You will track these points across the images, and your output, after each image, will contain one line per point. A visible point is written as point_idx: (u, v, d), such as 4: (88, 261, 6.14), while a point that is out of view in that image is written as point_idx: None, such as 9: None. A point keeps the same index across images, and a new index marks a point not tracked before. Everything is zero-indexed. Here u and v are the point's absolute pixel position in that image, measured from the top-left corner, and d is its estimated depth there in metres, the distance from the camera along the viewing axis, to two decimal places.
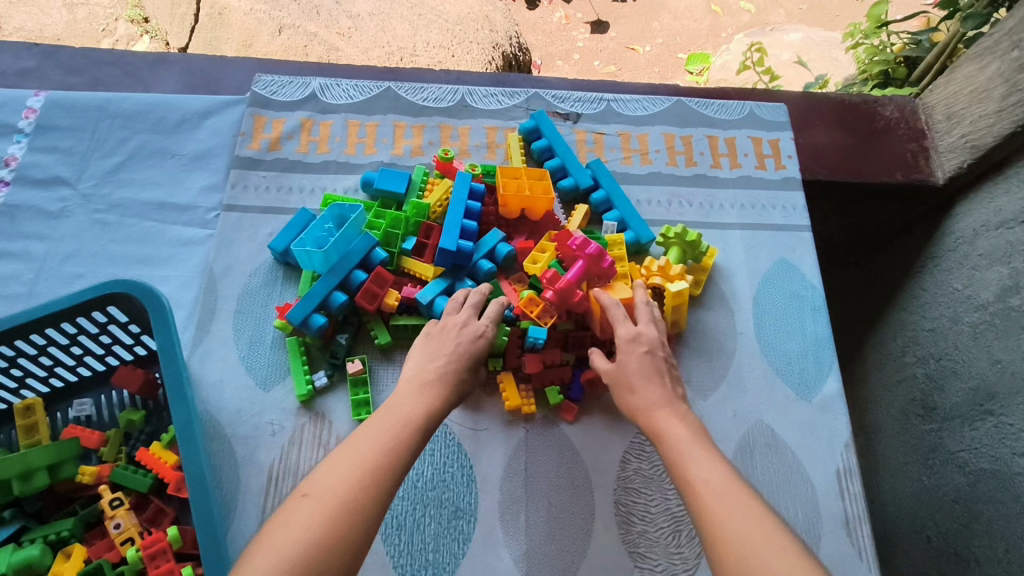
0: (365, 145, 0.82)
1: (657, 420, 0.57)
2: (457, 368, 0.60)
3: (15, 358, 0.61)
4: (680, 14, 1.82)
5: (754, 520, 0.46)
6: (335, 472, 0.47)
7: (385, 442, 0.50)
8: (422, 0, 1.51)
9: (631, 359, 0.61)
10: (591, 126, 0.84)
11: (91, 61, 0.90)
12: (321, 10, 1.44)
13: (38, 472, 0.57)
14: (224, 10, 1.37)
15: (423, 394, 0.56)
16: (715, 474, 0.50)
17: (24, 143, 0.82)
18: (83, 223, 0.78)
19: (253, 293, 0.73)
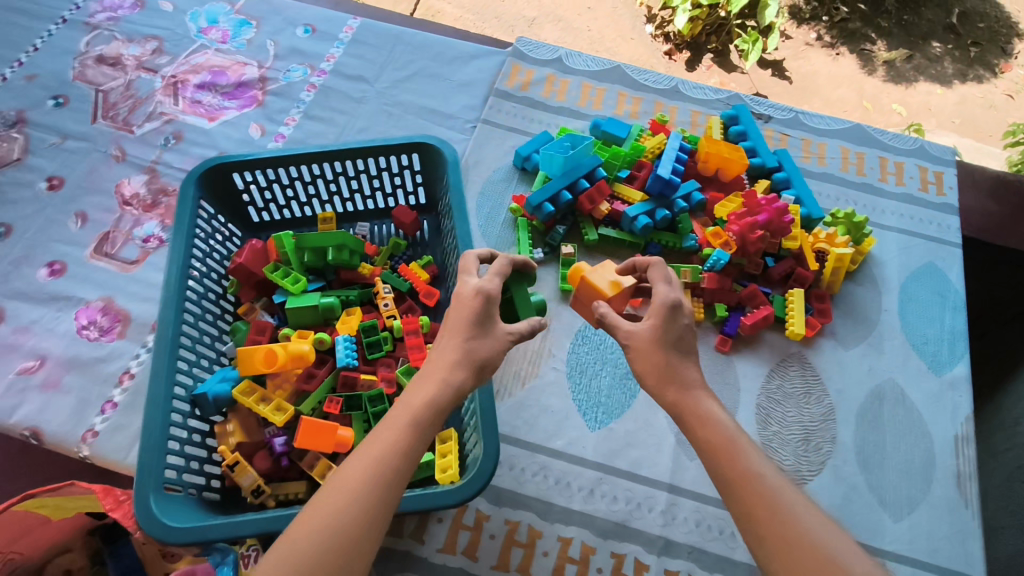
0: (593, 102, 1.02)
1: (694, 407, 0.54)
2: (469, 337, 0.55)
3: (338, 175, 0.83)
4: (832, 103, 1.64)
5: (819, 525, 0.46)
6: (343, 502, 0.46)
7: (386, 453, 0.49)
8: (601, 40, 1.68)
9: (666, 327, 0.56)
10: (780, 128, 1.00)
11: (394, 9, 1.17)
12: (515, 31, 1.68)
13: (346, 250, 0.78)
14: (437, 13, 1.72)
15: (429, 382, 0.53)
16: (762, 473, 0.49)
17: (340, 48, 1.08)
18: (374, 110, 1.01)
19: (495, 184, 0.93)
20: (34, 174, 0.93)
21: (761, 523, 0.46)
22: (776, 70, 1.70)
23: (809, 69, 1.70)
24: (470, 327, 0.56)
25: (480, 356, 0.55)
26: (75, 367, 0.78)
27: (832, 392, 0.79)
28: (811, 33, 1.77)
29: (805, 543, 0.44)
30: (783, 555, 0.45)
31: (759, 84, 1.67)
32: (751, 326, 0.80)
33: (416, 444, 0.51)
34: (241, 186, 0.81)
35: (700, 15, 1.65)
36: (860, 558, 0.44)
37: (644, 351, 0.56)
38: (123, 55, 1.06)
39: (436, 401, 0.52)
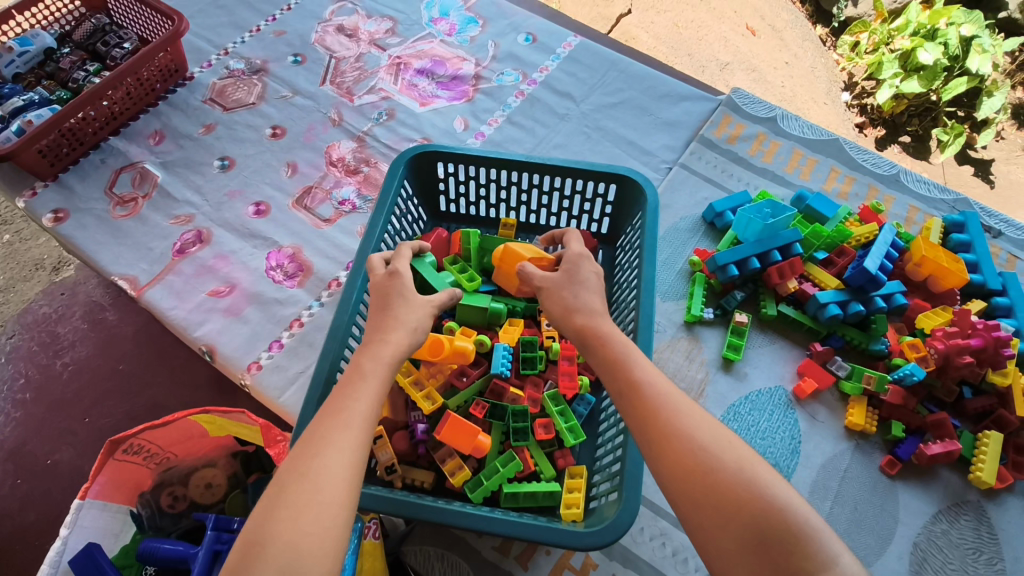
0: (801, 171, 0.96)
1: (599, 326, 0.56)
2: (390, 303, 0.58)
3: (534, 187, 0.84)
4: None
5: (694, 418, 0.46)
6: (317, 447, 0.44)
7: (352, 402, 0.48)
8: (793, 99, 1.56)
9: (585, 270, 0.61)
10: (1010, 247, 0.90)
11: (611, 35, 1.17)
12: (704, 70, 1.60)
13: None
14: (631, 39, 1.63)
15: (368, 343, 0.54)
16: (646, 378, 0.49)
17: (555, 62, 1.10)
18: (574, 130, 1.03)
19: (679, 231, 0.90)
20: (263, 120, 1.03)
21: (644, 421, 0.47)
22: (979, 169, 1.52)
23: (1020, 176, 1.51)
24: (389, 298, 0.59)
25: (408, 318, 0.57)
26: (257, 302, 0.85)
27: (1007, 557, 0.69)
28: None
29: (687, 441, 0.44)
30: (665, 447, 0.45)
31: (955, 180, 1.50)
32: (930, 457, 0.72)
33: (378, 393, 0.50)
34: (442, 176, 0.85)
35: (906, 95, 1.51)
36: (732, 450, 0.44)
37: (559, 295, 0.60)
38: (360, 29, 1.14)
39: (382, 354, 0.53)
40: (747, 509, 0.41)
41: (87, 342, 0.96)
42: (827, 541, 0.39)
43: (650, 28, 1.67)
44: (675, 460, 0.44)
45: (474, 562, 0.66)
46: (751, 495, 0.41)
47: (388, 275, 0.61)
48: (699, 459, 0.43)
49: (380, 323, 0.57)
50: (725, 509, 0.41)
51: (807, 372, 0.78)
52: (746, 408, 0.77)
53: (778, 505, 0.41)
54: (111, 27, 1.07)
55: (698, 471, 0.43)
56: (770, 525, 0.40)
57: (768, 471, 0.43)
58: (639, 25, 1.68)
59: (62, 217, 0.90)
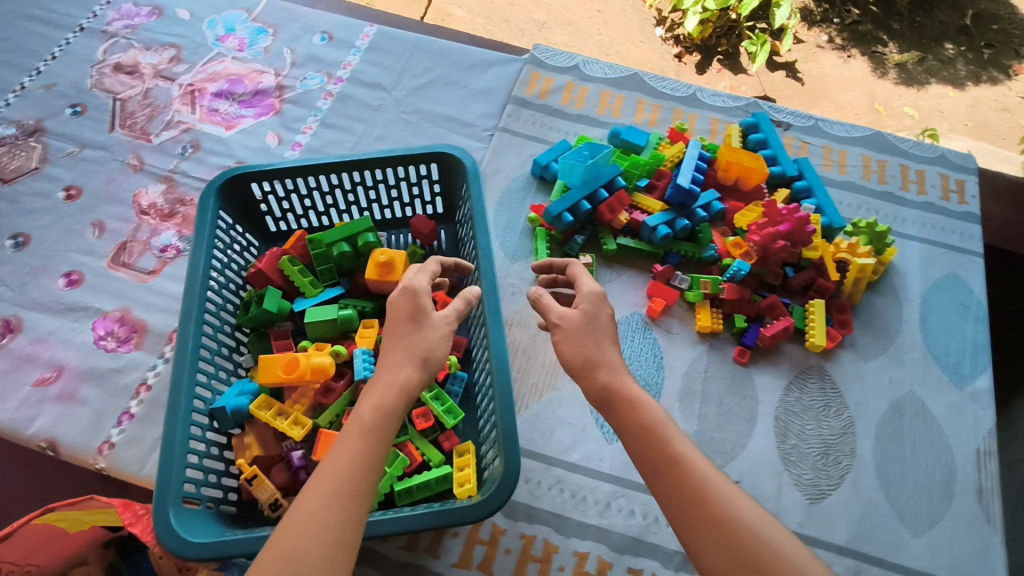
0: (612, 110, 1.01)
1: (627, 390, 0.56)
2: (411, 336, 0.58)
3: (357, 185, 0.82)
4: (842, 106, 1.62)
5: (725, 490, 0.48)
6: (306, 523, 0.45)
7: (350, 465, 0.49)
8: (612, 44, 1.65)
9: (602, 313, 0.61)
10: (800, 135, 1.00)
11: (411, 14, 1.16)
12: (525, 33, 1.64)
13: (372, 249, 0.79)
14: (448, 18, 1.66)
15: (376, 388, 0.55)
16: (679, 451, 0.51)
17: (357, 56, 1.08)
18: (392, 118, 1.01)
19: (512, 193, 0.92)
20: (52, 184, 0.93)
21: (688, 503, 0.48)
22: (788, 71, 1.67)
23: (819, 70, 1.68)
24: (407, 327, 0.58)
25: (421, 348, 0.57)
26: (93, 378, 0.78)
27: (851, 404, 0.79)
28: (822, 35, 1.76)
29: (716, 515, 0.47)
30: (708, 535, 0.47)
31: (769, 83, 1.65)
32: (770, 337, 0.80)
33: (377, 453, 0.51)
34: (259, 196, 0.81)
35: (710, 18, 1.63)
36: (756, 516, 0.47)
37: (574, 338, 0.59)
38: (141, 63, 1.06)
39: (383, 406, 0.53)
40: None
41: None
42: None
43: (462, 3, 1.69)
44: (721, 550, 0.46)
45: (386, 567, 0.66)
46: None
47: (404, 294, 0.61)
48: (747, 552, 0.45)
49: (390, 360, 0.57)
50: None
51: (655, 293, 0.83)
52: None
53: None
54: None
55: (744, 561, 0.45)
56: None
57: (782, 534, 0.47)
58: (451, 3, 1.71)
59: None
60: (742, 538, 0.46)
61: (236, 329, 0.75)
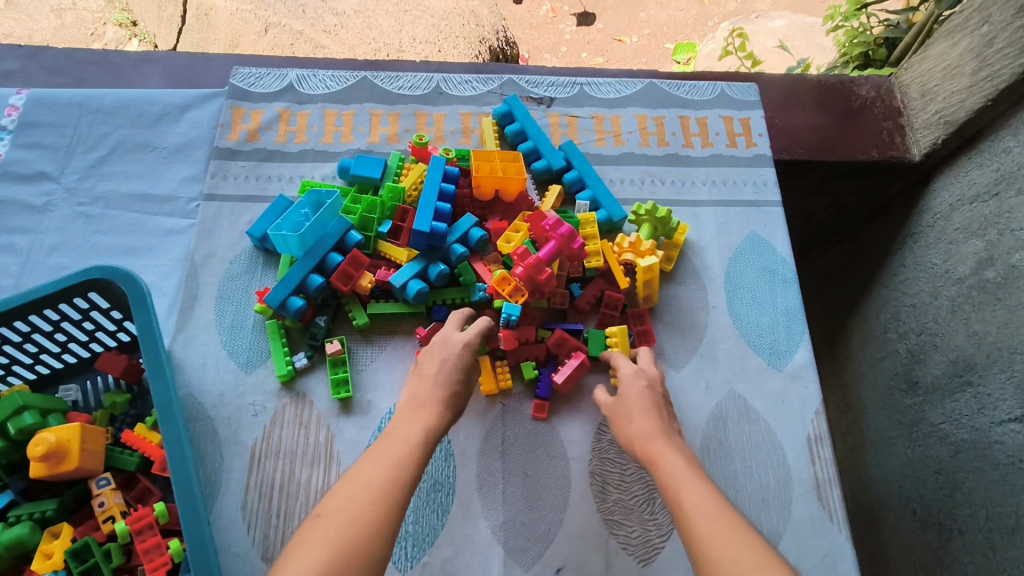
0: (342, 133, 0.83)
1: (653, 447, 0.56)
2: (457, 385, 0.60)
3: (1, 345, 0.62)
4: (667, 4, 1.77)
5: (742, 544, 0.45)
6: (372, 491, 0.47)
7: (406, 456, 0.51)
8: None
9: (632, 391, 0.62)
10: (565, 109, 0.86)
11: (75, 61, 0.91)
12: (307, 10, 1.49)
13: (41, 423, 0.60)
14: (209, 11, 1.42)
15: (423, 413, 0.57)
16: (686, 503, 0.50)
17: (7, 140, 0.83)
18: (67, 217, 0.79)
19: (234, 279, 0.74)
20: None
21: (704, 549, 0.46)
22: None
23: None
24: (453, 373, 0.61)
25: (458, 405, 0.60)
26: None
27: None
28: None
29: (734, 562, 0.44)
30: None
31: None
32: (566, 382, 0.68)
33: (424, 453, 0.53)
34: None
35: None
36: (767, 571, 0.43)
37: (623, 411, 0.61)
38: None
39: (431, 425, 0.56)
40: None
41: None
42: None
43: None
44: None
45: None
46: None
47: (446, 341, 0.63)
48: None
49: (433, 394, 0.59)
50: None
51: None
52: None
53: None
54: None
55: None
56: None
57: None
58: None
59: None
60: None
61: None
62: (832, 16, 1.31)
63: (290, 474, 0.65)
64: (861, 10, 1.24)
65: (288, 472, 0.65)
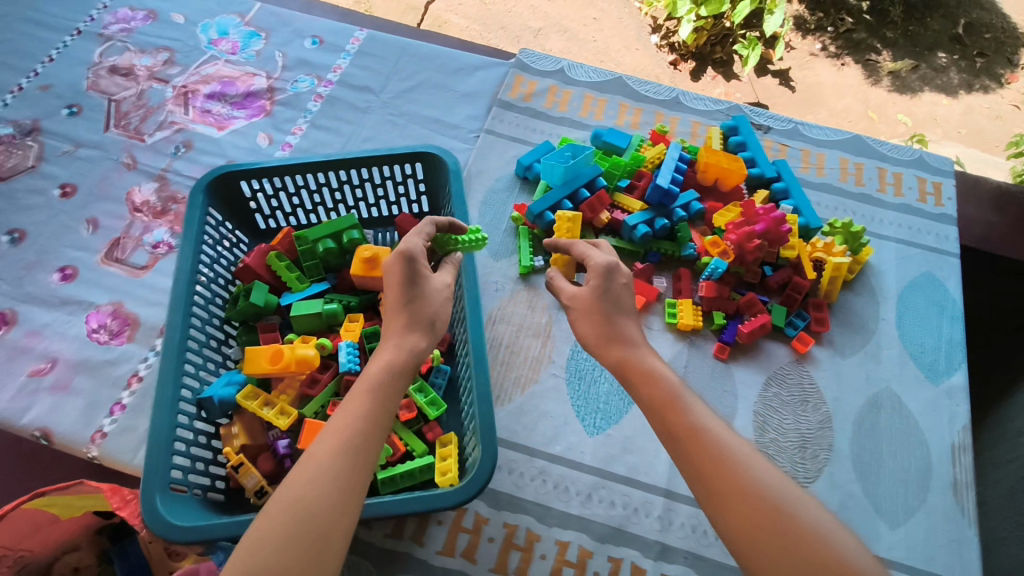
0: (595, 113, 1.03)
1: (636, 358, 0.59)
2: (405, 312, 0.59)
3: (343, 184, 0.85)
4: (838, 112, 1.66)
5: (754, 483, 0.48)
6: (313, 475, 0.47)
7: (353, 424, 0.51)
8: (605, 51, 1.71)
9: (613, 287, 0.64)
10: (779, 138, 1.02)
11: (390, 26, 1.17)
12: (519, 41, 1.71)
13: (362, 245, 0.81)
14: (443, 23, 1.73)
15: (386, 348, 0.57)
16: (695, 422, 0.53)
17: (347, 59, 1.10)
18: (380, 120, 1.03)
19: (497, 192, 0.94)
20: (49, 181, 0.95)
21: (712, 480, 0.49)
22: (781, 78, 1.74)
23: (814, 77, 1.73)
24: (411, 286, 0.60)
25: (429, 310, 0.60)
26: (85, 370, 0.80)
27: (828, 400, 0.80)
28: (817, 43, 1.79)
29: (742, 496, 0.48)
30: (734, 503, 0.48)
31: (761, 90, 1.71)
32: (748, 333, 0.81)
33: (387, 410, 0.53)
34: (248, 193, 0.83)
35: (704, 26, 1.69)
36: (813, 512, 0.47)
37: (587, 317, 0.63)
38: (135, 66, 1.08)
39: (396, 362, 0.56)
40: (819, 569, 0.44)
41: None
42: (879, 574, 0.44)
43: (458, 10, 1.77)
44: (748, 526, 0.46)
45: (372, 555, 0.69)
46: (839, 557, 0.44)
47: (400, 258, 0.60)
48: (774, 513, 0.46)
49: (401, 321, 0.59)
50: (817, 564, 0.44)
51: (635, 291, 0.85)
52: None
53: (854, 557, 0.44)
54: None
55: (774, 517, 0.46)
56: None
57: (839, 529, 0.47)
58: (447, 9, 1.77)
59: None
60: (764, 509, 0.47)
61: (224, 323, 0.78)
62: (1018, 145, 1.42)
63: (516, 338, 0.82)
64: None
65: (515, 337, 0.82)
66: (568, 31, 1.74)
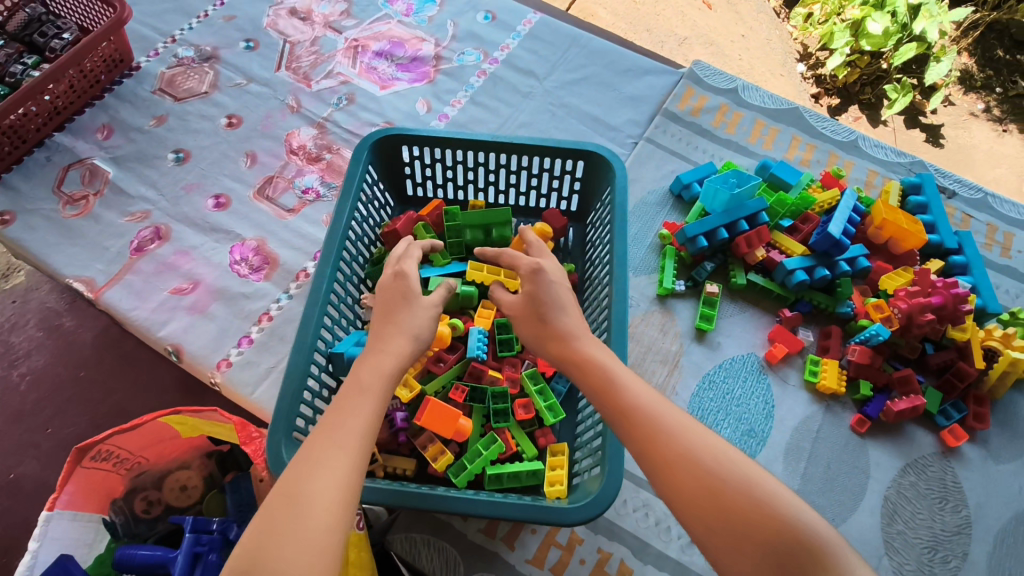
0: (764, 141, 0.97)
1: (574, 348, 0.54)
2: (382, 317, 0.55)
3: (499, 167, 0.83)
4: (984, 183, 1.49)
5: (687, 453, 0.45)
6: (309, 472, 0.43)
7: (343, 416, 0.47)
8: (753, 70, 1.60)
9: (538, 286, 0.57)
10: (964, 206, 0.93)
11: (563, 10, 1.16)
12: (664, 47, 1.62)
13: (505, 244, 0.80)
14: (590, 16, 1.67)
15: (369, 353, 0.52)
16: (632, 401, 0.48)
17: (516, 40, 1.08)
18: (539, 107, 1.01)
19: (647, 205, 0.91)
20: (217, 110, 0.98)
21: (654, 456, 0.45)
22: (929, 133, 1.57)
23: (966, 140, 1.56)
24: (394, 303, 0.56)
25: (412, 325, 0.55)
26: (223, 298, 0.81)
27: (971, 504, 0.72)
28: (978, 103, 1.63)
29: (680, 468, 0.44)
30: (677, 475, 0.44)
31: (904, 141, 1.55)
32: (897, 413, 0.74)
33: (381, 405, 0.49)
34: (406, 159, 0.84)
35: (858, 62, 1.57)
36: (744, 471, 0.43)
37: (528, 320, 0.58)
38: (314, 11, 1.10)
39: (384, 367, 0.51)
40: (761, 532, 0.40)
41: (41, 351, 0.91)
42: (843, 550, 0.40)
43: (608, 5, 1.70)
44: (694, 500, 0.43)
45: (460, 545, 0.66)
46: (792, 530, 0.40)
47: (394, 278, 0.58)
48: (717, 488, 0.43)
49: (381, 328, 0.54)
50: (763, 539, 0.40)
51: (777, 338, 0.80)
52: (720, 375, 0.78)
53: (810, 527, 0.40)
54: (49, 16, 1.00)
55: (716, 498, 0.42)
56: (784, 544, 0.40)
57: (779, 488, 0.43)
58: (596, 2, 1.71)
59: (8, 219, 0.86)
60: (701, 479, 0.43)
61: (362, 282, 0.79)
62: None
63: (642, 360, 0.79)
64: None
65: (641, 358, 0.79)
66: (715, 47, 1.63)
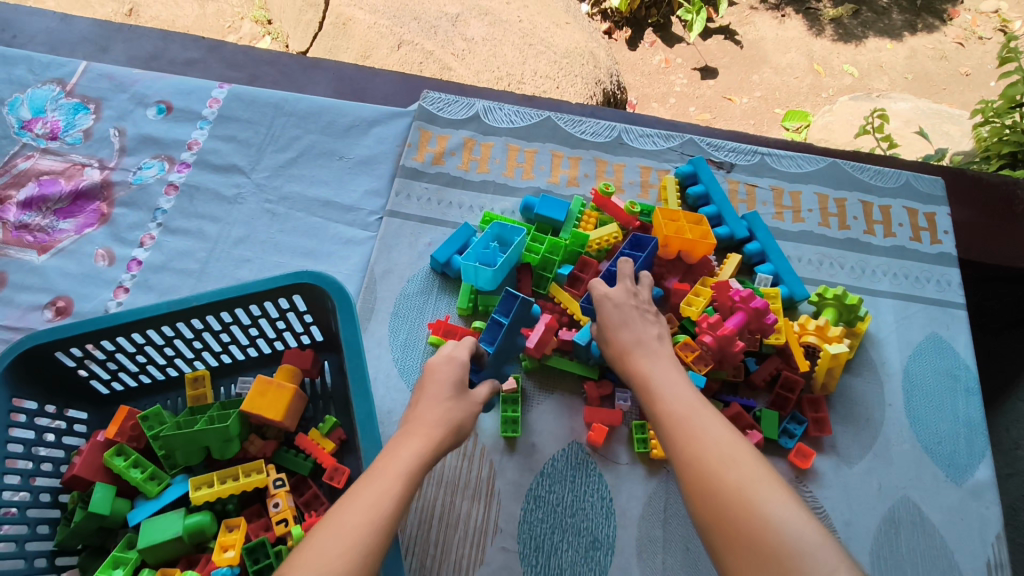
0: (523, 169, 0.84)
1: (633, 362, 0.58)
2: (450, 402, 0.56)
3: (201, 332, 0.65)
4: (781, 69, 1.79)
5: (704, 445, 0.46)
6: (333, 530, 0.41)
7: (380, 485, 0.46)
8: (533, 31, 1.48)
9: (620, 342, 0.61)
10: (745, 177, 0.85)
11: (251, 58, 0.95)
12: (438, 29, 1.43)
13: (234, 441, 0.61)
14: (348, 21, 1.38)
15: (416, 436, 0.52)
16: (663, 405, 0.52)
17: (205, 130, 0.87)
18: (254, 211, 0.81)
19: (410, 298, 0.75)
20: None
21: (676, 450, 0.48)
22: (726, 37, 1.85)
23: (752, 36, 1.86)
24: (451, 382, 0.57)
25: (458, 418, 0.55)
26: None
27: (839, 528, 0.65)
28: None
29: (695, 462, 0.46)
30: (687, 475, 0.46)
31: (704, 51, 1.83)
32: None
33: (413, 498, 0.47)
34: (72, 363, 0.62)
35: None
36: (731, 470, 0.44)
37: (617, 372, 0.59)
38: None
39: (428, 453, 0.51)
40: (741, 533, 0.40)
41: None
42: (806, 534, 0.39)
43: (364, 4, 1.42)
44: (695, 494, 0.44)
45: None
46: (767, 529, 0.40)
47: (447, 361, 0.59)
48: (716, 493, 0.43)
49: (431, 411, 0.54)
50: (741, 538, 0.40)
51: (594, 418, 0.68)
52: (545, 487, 0.66)
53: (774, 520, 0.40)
54: None
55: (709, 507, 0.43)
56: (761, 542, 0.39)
57: (772, 488, 0.42)
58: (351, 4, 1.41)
59: None
60: (707, 474, 0.44)
61: (56, 556, 0.57)
62: (984, 110, 1.33)
63: (450, 503, 0.64)
64: (1017, 109, 1.25)
65: (451, 500, 0.64)
66: (492, 15, 1.50)
